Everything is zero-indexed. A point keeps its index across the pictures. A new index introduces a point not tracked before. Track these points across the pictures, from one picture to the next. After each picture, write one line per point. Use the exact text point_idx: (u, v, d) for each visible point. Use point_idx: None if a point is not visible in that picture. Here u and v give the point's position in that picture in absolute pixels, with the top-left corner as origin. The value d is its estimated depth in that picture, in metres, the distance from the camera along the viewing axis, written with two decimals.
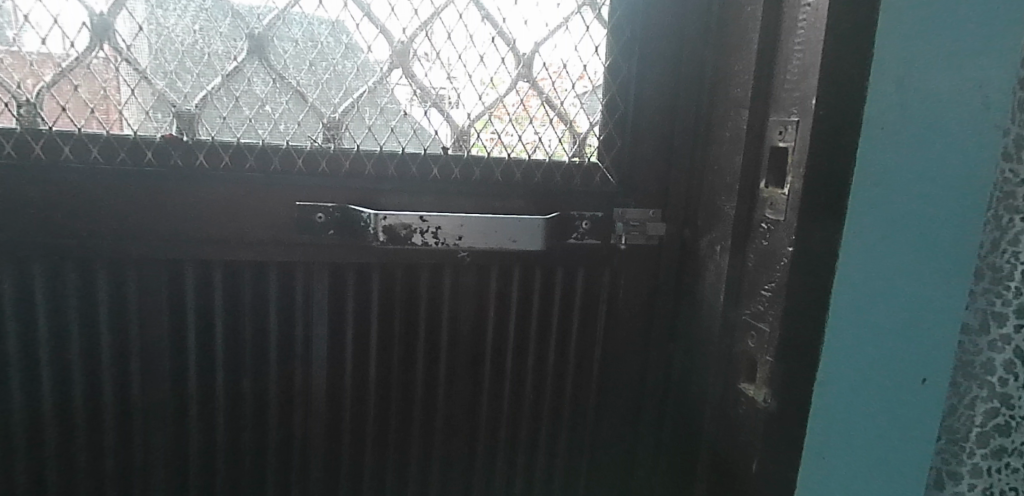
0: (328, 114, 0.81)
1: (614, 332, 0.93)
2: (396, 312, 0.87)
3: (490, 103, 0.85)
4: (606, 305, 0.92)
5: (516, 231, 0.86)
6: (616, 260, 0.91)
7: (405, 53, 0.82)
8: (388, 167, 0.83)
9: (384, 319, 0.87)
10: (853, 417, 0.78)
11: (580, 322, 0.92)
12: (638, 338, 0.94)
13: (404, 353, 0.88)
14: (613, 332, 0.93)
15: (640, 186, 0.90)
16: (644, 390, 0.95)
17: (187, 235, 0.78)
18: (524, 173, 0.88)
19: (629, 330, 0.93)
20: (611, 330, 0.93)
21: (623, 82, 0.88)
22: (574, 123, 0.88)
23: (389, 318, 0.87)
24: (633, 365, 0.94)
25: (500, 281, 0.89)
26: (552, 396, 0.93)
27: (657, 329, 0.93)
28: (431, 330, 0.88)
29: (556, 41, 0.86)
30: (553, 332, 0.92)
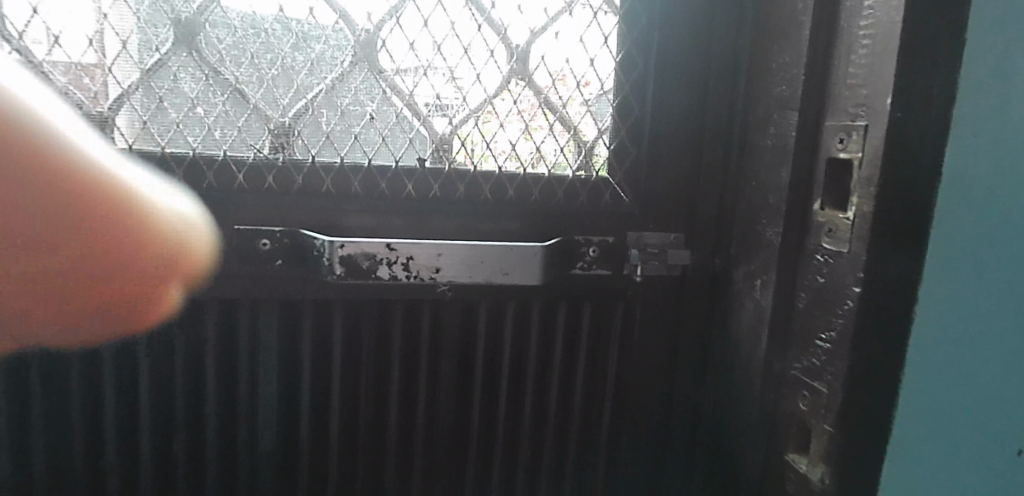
0: (276, 119, 0.66)
1: (628, 380, 0.77)
2: (363, 359, 0.71)
3: (477, 105, 0.70)
4: (619, 348, 0.76)
5: (507, 263, 0.70)
6: (630, 294, 0.76)
7: (371, 45, 0.66)
8: (351, 183, 0.68)
9: (348, 367, 0.71)
10: (967, 420, 0.59)
11: (586, 369, 0.76)
12: (657, 386, 0.78)
13: (373, 407, 0.72)
14: (627, 379, 0.77)
15: (662, 205, 0.75)
16: (665, 447, 0.79)
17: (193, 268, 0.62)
18: (518, 189, 0.72)
19: (649, 377, 0.77)
20: (625, 377, 0.77)
21: (640, 80, 0.73)
22: (578, 130, 0.73)
23: (354, 367, 0.71)
24: (651, 418, 0.78)
25: (490, 320, 0.73)
26: (554, 457, 0.77)
27: (681, 375, 0.78)
28: (407, 380, 0.72)
29: (557, 30, 0.71)
30: (554, 379, 0.76)
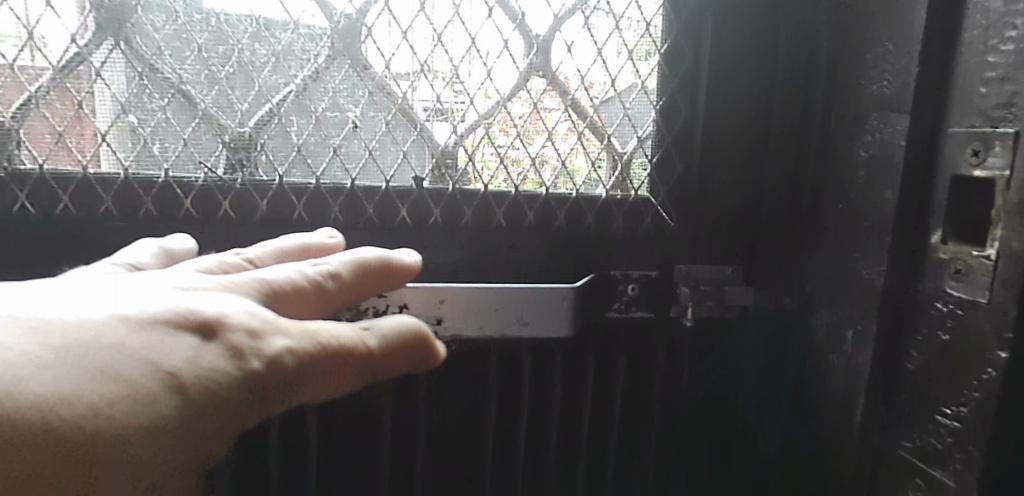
0: (232, 129, 0.52)
1: (673, 446, 0.63)
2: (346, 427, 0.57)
3: (487, 110, 0.56)
4: (662, 407, 0.62)
5: (529, 311, 0.54)
6: (677, 341, 0.61)
7: (352, 34, 0.52)
8: (330, 209, 0.54)
9: (329, 436, 0.57)
10: None
11: (622, 435, 0.61)
12: (706, 451, 0.64)
13: (359, 485, 0.58)
14: (670, 445, 0.63)
15: (717, 232, 0.61)
16: None
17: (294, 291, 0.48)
18: (539, 214, 0.58)
19: (697, 439, 0.63)
20: (668, 443, 0.62)
21: (690, 76, 0.59)
22: (611, 138, 0.59)
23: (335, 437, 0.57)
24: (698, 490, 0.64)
25: (502, 376, 0.58)
26: None
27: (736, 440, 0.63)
28: (401, 452, 0.58)
29: (587, 14, 0.56)
30: (582, 449, 0.61)
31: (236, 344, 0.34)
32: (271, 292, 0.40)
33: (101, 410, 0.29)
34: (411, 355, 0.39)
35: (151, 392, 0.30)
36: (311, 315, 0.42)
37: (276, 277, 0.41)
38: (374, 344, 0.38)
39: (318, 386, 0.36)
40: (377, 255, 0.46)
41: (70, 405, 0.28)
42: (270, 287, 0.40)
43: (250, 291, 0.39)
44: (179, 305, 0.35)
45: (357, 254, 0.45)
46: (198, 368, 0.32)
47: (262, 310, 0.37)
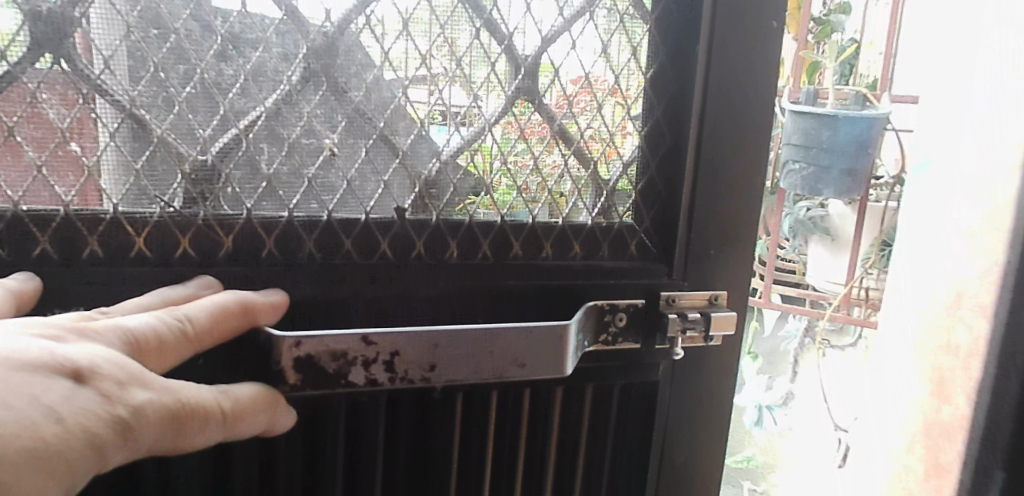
0: (191, 156, 0.46)
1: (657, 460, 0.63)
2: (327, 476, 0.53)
3: (473, 134, 0.53)
4: (642, 423, 0.62)
5: (527, 350, 0.49)
6: (660, 366, 0.61)
7: (330, 53, 0.47)
8: (304, 244, 0.49)
9: (306, 481, 0.54)
10: None
11: (604, 455, 0.62)
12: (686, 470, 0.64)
13: None
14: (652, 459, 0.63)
15: (703, 256, 0.60)
16: None
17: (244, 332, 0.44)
18: (525, 242, 0.56)
19: (679, 458, 0.64)
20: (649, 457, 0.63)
21: (676, 101, 0.58)
22: (599, 164, 0.57)
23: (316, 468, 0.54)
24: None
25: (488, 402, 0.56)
26: None
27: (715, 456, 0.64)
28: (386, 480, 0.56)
29: (578, 35, 0.54)
30: (567, 469, 0.61)
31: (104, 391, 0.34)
32: (128, 340, 0.38)
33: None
34: (267, 417, 0.42)
35: (32, 422, 0.31)
36: (165, 366, 0.40)
37: (134, 324, 0.39)
38: (231, 407, 0.40)
39: (162, 444, 0.37)
40: (235, 295, 0.43)
41: None
42: (129, 335, 0.38)
43: (107, 339, 0.37)
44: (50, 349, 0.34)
45: (213, 297, 0.43)
46: (71, 408, 0.33)
47: (121, 359, 0.36)
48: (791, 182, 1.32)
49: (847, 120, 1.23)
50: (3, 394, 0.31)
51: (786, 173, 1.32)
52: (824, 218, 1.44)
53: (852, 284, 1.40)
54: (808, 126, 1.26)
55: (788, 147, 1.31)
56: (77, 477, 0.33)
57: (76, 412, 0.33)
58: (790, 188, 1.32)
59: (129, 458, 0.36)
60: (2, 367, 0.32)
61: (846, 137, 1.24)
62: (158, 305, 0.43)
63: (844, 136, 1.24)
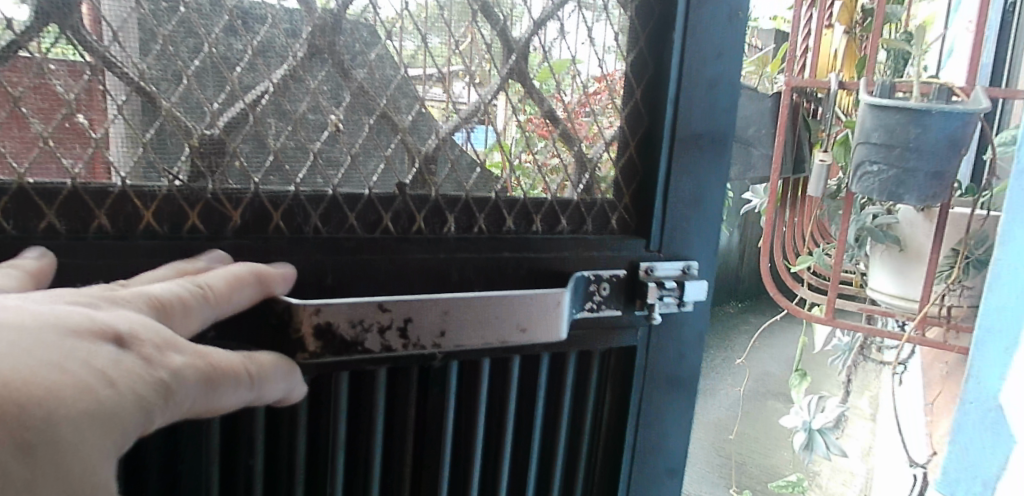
0: (198, 130, 0.46)
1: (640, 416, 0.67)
2: (334, 436, 0.55)
3: (469, 113, 0.55)
4: (625, 378, 0.66)
5: (528, 316, 0.52)
6: (641, 332, 0.65)
7: (334, 31, 0.48)
8: (310, 218, 0.50)
9: (314, 443, 0.56)
10: None
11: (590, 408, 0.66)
12: (663, 423, 0.69)
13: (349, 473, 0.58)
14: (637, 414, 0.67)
15: (677, 230, 0.64)
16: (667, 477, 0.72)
17: (265, 300, 0.45)
18: (518, 216, 0.59)
19: (658, 412, 0.68)
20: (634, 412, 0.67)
21: (653, 84, 0.61)
22: (583, 144, 0.61)
23: (320, 420, 0.56)
24: (657, 455, 0.70)
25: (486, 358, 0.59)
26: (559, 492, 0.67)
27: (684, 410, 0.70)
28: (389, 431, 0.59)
29: (565, 21, 0.57)
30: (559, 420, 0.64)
31: (144, 354, 0.35)
32: (154, 305, 0.38)
33: (53, 392, 0.29)
34: (286, 382, 0.43)
35: (88, 384, 0.31)
36: (191, 331, 0.40)
37: (157, 290, 0.39)
38: (255, 371, 0.41)
39: (196, 408, 0.37)
40: (249, 267, 0.44)
41: (30, 386, 0.29)
42: (156, 301, 0.38)
43: (135, 305, 0.37)
44: (87, 314, 0.34)
45: (228, 268, 0.43)
46: (117, 370, 0.33)
47: (152, 325, 0.36)
48: (865, 185, 0.95)
49: (940, 115, 0.86)
50: (50, 353, 0.31)
51: (861, 176, 0.95)
52: (891, 226, 1.12)
53: (928, 306, 1.03)
54: (891, 120, 0.89)
55: (861, 144, 0.95)
56: (129, 436, 0.32)
57: (121, 373, 0.33)
58: (862, 195, 0.96)
59: (170, 421, 0.35)
60: (45, 334, 0.32)
61: (942, 135, 0.87)
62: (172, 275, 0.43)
63: (934, 136, 0.87)
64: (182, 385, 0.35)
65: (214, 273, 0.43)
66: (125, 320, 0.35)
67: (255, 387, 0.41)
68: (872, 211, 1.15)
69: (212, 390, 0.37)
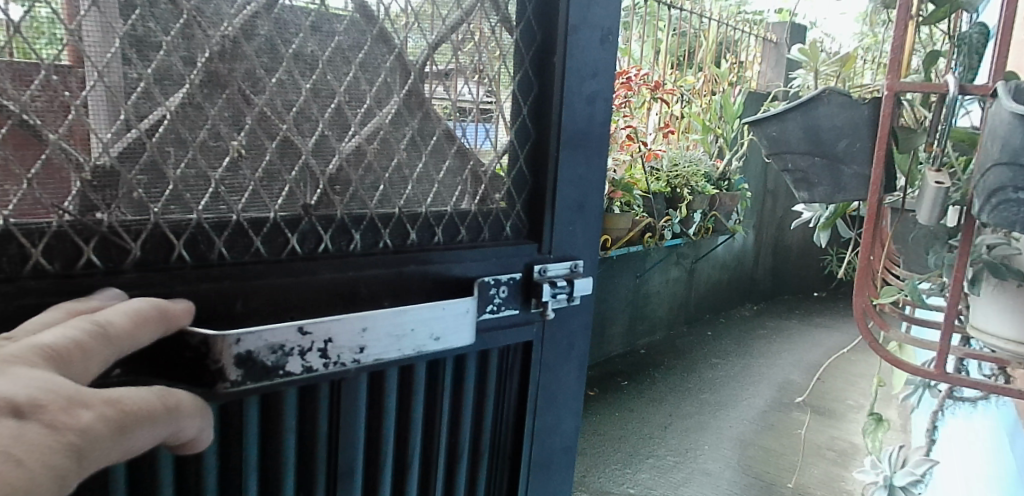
0: (89, 163, 0.44)
1: (539, 405, 0.72)
2: (245, 462, 0.53)
3: (369, 134, 0.56)
4: (525, 372, 0.70)
5: (441, 326, 0.55)
6: (537, 329, 0.70)
7: (232, 58, 0.48)
8: (214, 247, 0.49)
9: (224, 477, 0.53)
10: None
11: (494, 404, 0.69)
12: (560, 409, 0.75)
13: None
14: (536, 403, 0.72)
15: (563, 233, 0.70)
16: (564, 458, 0.77)
17: (168, 335, 0.43)
18: (421, 230, 0.61)
19: (554, 399, 0.74)
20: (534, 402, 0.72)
21: (538, 102, 0.66)
22: (476, 158, 0.64)
23: (229, 455, 0.53)
24: (554, 438, 0.75)
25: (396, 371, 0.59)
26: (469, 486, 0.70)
27: (576, 392, 0.76)
28: (303, 456, 0.57)
29: (455, 45, 0.60)
30: (466, 418, 0.67)
31: (49, 418, 0.32)
32: (53, 356, 0.35)
33: None
34: (201, 419, 0.43)
35: None
36: (92, 377, 0.37)
37: (53, 339, 0.36)
38: (170, 408, 0.39)
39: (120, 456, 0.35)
40: (151, 303, 0.42)
41: None
42: (49, 349, 0.35)
43: (32, 359, 0.34)
44: None
45: (128, 305, 0.41)
46: (23, 444, 0.30)
47: (54, 379, 0.34)
48: (1005, 217, 0.69)
49: None
50: None
51: (991, 205, 0.70)
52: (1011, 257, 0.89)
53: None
54: None
55: (999, 163, 0.68)
56: None
57: (27, 447, 0.30)
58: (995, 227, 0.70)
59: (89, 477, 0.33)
60: None
61: None
62: (62, 318, 0.40)
63: None
64: (98, 436, 0.33)
65: (113, 312, 0.40)
66: (22, 380, 0.32)
67: (171, 426, 0.39)
68: (987, 239, 0.91)
69: (131, 437, 0.36)
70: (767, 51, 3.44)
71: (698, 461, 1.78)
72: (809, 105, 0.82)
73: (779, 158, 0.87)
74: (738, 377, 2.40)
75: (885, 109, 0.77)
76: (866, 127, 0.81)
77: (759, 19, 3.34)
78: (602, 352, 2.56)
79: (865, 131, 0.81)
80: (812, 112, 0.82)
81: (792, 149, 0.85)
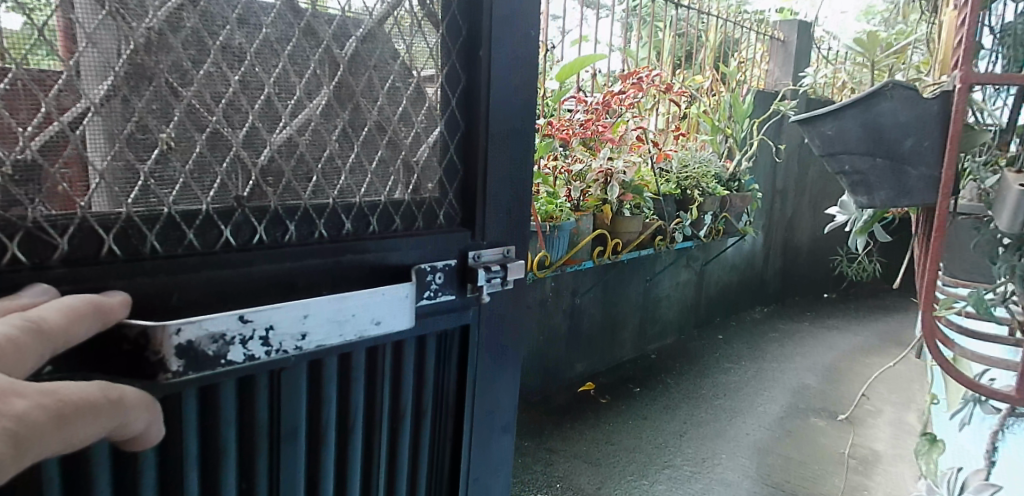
0: (10, 157, 0.44)
1: (477, 385, 0.74)
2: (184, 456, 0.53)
3: (301, 125, 0.57)
4: (462, 355, 0.72)
5: (382, 310, 0.57)
6: (473, 313, 0.72)
7: (157, 50, 0.48)
8: (146, 240, 0.49)
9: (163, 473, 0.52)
10: None
11: (433, 387, 0.71)
12: (497, 388, 0.77)
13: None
14: (473, 384, 0.74)
15: (495, 220, 0.73)
16: (503, 436, 0.79)
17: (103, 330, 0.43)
18: (356, 221, 0.62)
19: (491, 380, 0.76)
20: (472, 382, 0.74)
21: (466, 93, 0.68)
22: (408, 149, 0.66)
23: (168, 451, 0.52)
24: (493, 416, 0.77)
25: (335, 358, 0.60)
26: (412, 469, 0.71)
27: (513, 372, 0.79)
28: (245, 449, 0.56)
29: (382, 38, 0.62)
30: (406, 400, 0.68)
31: None
32: None
33: None
34: (146, 415, 0.43)
35: None
36: (28, 371, 0.37)
37: None
38: (112, 400, 0.39)
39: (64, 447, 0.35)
40: (86, 299, 0.42)
41: None
42: None
43: None
44: None
45: (61, 302, 0.41)
46: None
47: None
48: None
49: None
50: None
51: None
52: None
53: None
54: None
55: None
56: None
57: None
58: None
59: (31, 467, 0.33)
60: None
61: None
62: None
63: None
64: (38, 426, 0.33)
65: (47, 308, 0.40)
66: None
67: (115, 421, 0.39)
68: None
69: (74, 428, 0.36)
70: (773, 50, 3.31)
71: (716, 470, 1.65)
72: (872, 101, 0.81)
73: (834, 159, 0.85)
74: (750, 383, 2.28)
75: (958, 102, 0.75)
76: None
77: (763, 20, 3.22)
78: (615, 356, 2.42)
79: (933, 128, 0.78)
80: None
81: (851, 151, 0.83)
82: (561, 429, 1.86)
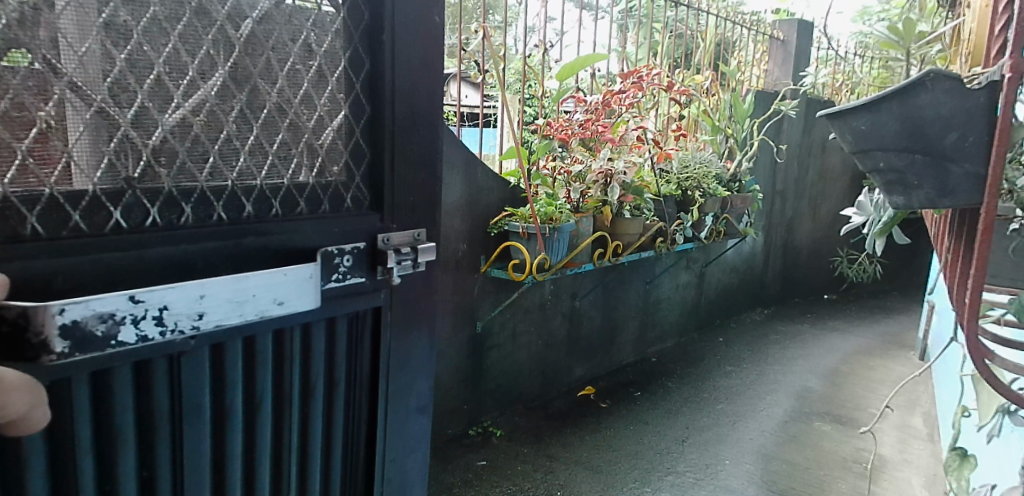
0: None
1: (390, 364, 0.75)
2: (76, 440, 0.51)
3: (193, 106, 0.56)
4: (374, 337, 0.73)
5: (285, 290, 0.57)
6: (384, 295, 0.72)
7: (33, 26, 0.47)
8: (26, 221, 0.47)
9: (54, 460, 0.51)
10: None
11: (345, 368, 0.71)
12: (412, 367, 0.78)
13: (100, 484, 0.54)
14: (387, 363, 0.74)
15: (403, 203, 0.73)
16: (419, 414, 0.80)
17: None
18: (257, 204, 0.61)
19: (405, 359, 0.76)
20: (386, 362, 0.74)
21: (369, 77, 0.69)
22: (310, 131, 0.66)
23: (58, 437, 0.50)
24: (408, 394, 0.78)
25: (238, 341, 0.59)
26: (325, 446, 0.71)
27: (427, 352, 0.80)
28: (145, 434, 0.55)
29: (280, 21, 0.62)
30: (316, 379, 0.68)
31: None
32: None
33: None
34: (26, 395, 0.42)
35: None
36: None
37: None
38: None
39: None
40: None
41: None
42: None
43: None
44: None
45: None
46: None
47: None
48: None
49: None
50: None
51: None
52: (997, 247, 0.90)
53: None
54: None
55: None
56: None
57: None
58: None
59: None
60: None
61: None
62: None
63: None
64: None
65: None
66: None
67: None
68: None
69: None
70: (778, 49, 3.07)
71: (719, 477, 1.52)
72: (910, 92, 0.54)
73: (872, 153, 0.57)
74: (752, 385, 2.11)
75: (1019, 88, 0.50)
76: (985, 116, 0.52)
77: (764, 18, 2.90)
78: (616, 359, 2.19)
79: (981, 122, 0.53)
80: (912, 100, 0.54)
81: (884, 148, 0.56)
82: (562, 436, 1.69)
